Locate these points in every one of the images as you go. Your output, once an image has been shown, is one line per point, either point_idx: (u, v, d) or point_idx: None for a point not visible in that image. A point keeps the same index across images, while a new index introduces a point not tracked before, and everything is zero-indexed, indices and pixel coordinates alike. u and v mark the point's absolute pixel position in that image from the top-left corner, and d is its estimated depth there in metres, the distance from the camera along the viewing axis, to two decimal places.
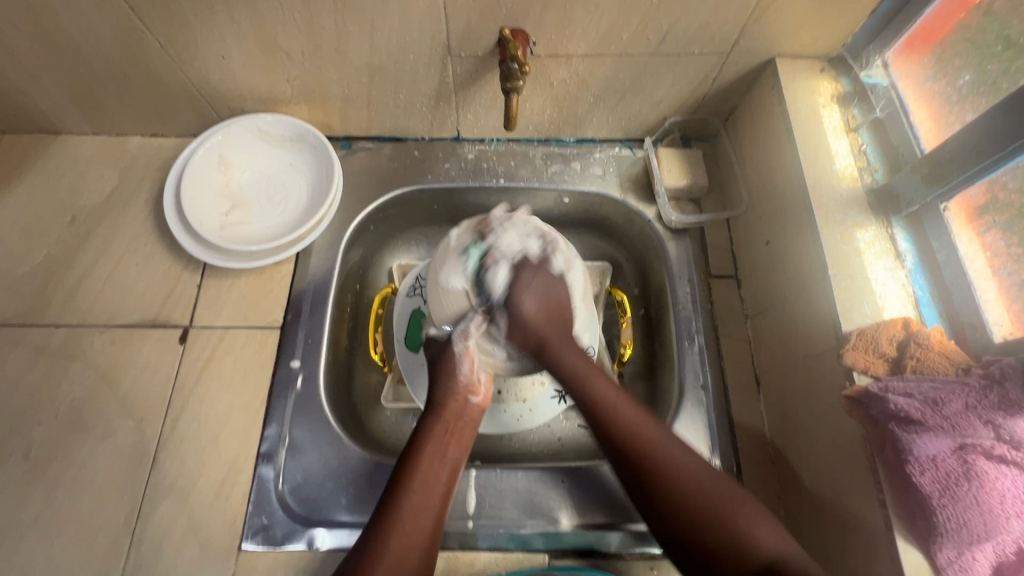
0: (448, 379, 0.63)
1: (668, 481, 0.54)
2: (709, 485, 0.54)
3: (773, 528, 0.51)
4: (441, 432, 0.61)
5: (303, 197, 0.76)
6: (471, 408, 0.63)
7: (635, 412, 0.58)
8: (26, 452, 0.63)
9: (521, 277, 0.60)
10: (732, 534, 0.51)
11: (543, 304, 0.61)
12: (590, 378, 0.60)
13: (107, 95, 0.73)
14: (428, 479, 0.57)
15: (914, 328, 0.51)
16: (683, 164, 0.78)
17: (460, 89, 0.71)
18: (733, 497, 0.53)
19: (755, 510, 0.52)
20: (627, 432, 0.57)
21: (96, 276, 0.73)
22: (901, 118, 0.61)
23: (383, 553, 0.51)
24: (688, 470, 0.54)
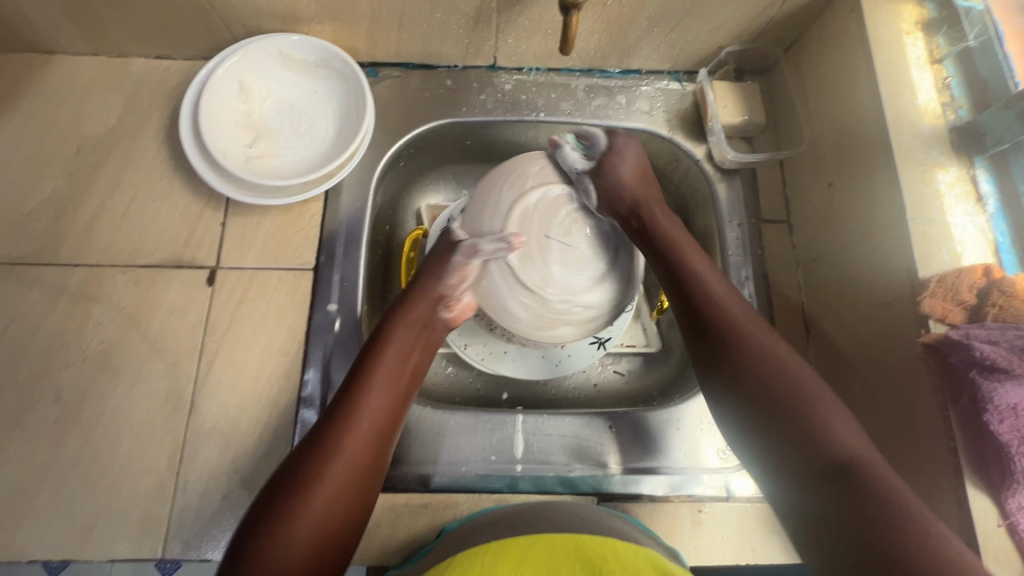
0: (430, 286, 0.59)
1: (752, 355, 0.52)
2: (796, 373, 0.51)
3: (859, 434, 0.47)
4: (404, 329, 0.58)
5: (330, 130, 0.71)
6: (442, 321, 0.60)
7: (726, 291, 0.56)
8: (57, 395, 0.61)
9: (616, 142, 0.65)
10: (813, 427, 0.47)
11: (636, 166, 0.65)
12: (684, 250, 0.60)
13: (106, 8, 0.65)
14: (389, 379, 0.54)
15: (996, 274, 0.48)
16: (740, 98, 0.73)
17: (504, 8, 0.64)
18: (819, 387, 0.50)
19: (837, 409, 0.48)
20: (721, 302, 0.55)
21: (111, 212, 0.68)
22: (995, 48, 0.56)
23: (335, 450, 0.49)
24: (783, 355, 0.52)
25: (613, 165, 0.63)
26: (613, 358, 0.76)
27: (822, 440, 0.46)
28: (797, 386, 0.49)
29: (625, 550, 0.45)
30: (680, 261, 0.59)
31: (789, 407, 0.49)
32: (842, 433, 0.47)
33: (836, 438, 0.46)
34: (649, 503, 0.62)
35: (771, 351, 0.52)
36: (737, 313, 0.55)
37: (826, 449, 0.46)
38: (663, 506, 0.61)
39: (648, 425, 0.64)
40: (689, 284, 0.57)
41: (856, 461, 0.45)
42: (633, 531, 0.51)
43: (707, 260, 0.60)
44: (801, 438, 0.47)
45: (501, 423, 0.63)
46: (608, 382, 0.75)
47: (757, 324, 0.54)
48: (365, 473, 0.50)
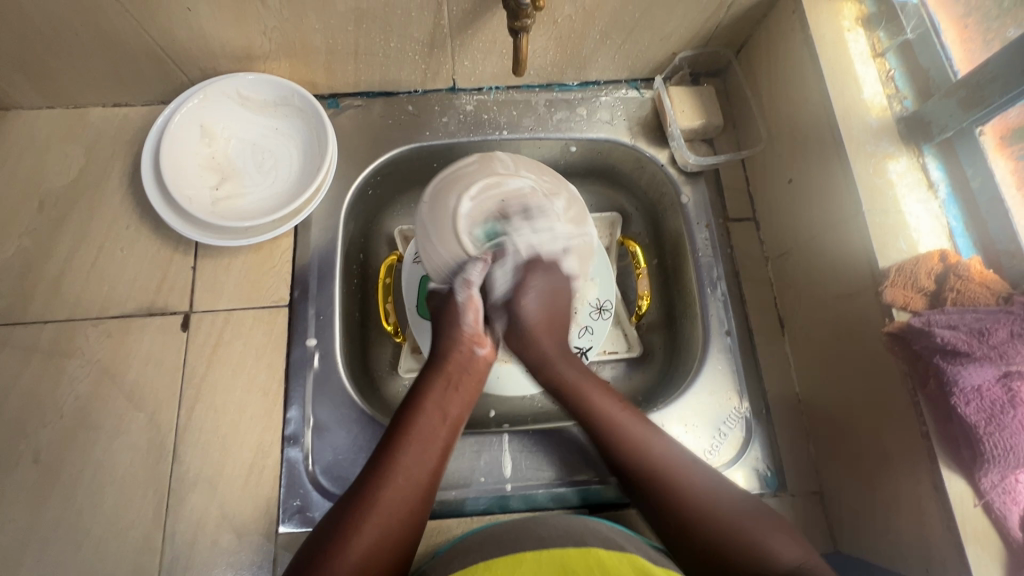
0: (455, 330, 0.60)
1: (682, 508, 0.51)
2: (731, 513, 0.50)
3: (795, 541, 0.49)
4: (441, 381, 0.57)
5: (294, 166, 0.71)
6: (477, 361, 0.60)
7: (638, 428, 0.55)
8: (35, 456, 0.60)
9: (529, 279, 0.60)
10: (751, 552, 0.47)
11: (546, 306, 0.61)
12: (583, 390, 0.58)
13: (58, 61, 0.65)
14: (424, 435, 0.53)
15: (952, 260, 0.49)
16: (697, 102, 0.75)
17: (457, 33, 0.65)
18: (752, 518, 0.50)
19: (770, 523, 0.50)
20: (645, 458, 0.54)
21: (78, 265, 0.67)
22: (933, 38, 0.58)
23: (372, 505, 0.49)
24: (683, 481, 0.52)
25: (522, 304, 0.60)
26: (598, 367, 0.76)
27: (763, 568, 0.47)
28: (738, 527, 0.49)
29: (609, 560, 0.45)
30: (583, 408, 0.58)
31: (722, 548, 0.48)
32: (785, 551, 0.48)
33: (777, 556, 0.47)
34: (641, 509, 0.62)
35: (697, 487, 0.52)
36: (656, 453, 0.54)
37: (772, 569, 0.47)
38: None
39: None
40: (606, 440, 0.56)
41: (805, 566, 0.47)
42: (624, 538, 0.50)
43: (618, 398, 0.58)
44: (746, 566, 0.47)
45: (489, 443, 0.64)
46: None
47: (682, 460, 0.54)
48: (402, 530, 0.49)
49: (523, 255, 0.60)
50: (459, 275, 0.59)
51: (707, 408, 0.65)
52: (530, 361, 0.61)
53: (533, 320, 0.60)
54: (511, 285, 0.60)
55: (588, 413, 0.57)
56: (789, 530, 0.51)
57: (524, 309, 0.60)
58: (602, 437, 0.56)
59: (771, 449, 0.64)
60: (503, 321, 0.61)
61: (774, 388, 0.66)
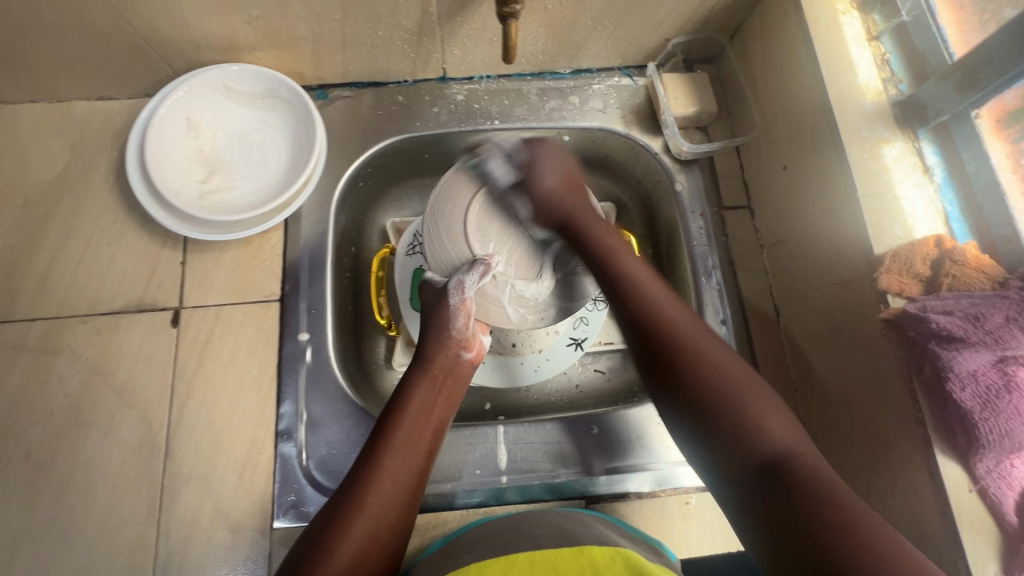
0: (440, 333, 0.60)
1: (694, 364, 0.50)
2: (733, 371, 0.50)
3: (789, 424, 0.47)
4: (427, 383, 0.58)
5: (283, 159, 0.70)
6: (461, 364, 0.61)
7: (663, 294, 0.56)
8: (26, 455, 0.60)
9: (539, 152, 0.64)
10: (741, 418, 0.47)
11: (562, 176, 0.64)
12: (615, 255, 0.58)
13: (38, 53, 0.63)
14: (412, 436, 0.53)
15: (948, 245, 0.49)
16: (690, 89, 0.74)
17: (446, 20, 0.64)
18: (750, 383, 0.49)
19: (771, 402, 0.48)
20: (648, 301, 0.55)
21: (65, 262, 0.66)
22: (927, 21, 0.57)
23: (360, 510, 0.48)
24: (721, 360, 0.51)
25: (539, 174, 0.63)
26: (593, 358, 0.76)
27: (750, 439, 0.46)
28: (736, 382, 0.49)
29: (601, 558, 0.44)
30: (614, 268, 0.58)
31: (722, 404, 0.48)
32: (777, 431, 0.46)
33: (769, 432, 0.46)
34: (637, 500, 0.62)
35: (710, 350, 0.52)
36: (676, 316, 0.54)
37: (756, 445, 0.46)
38: (649, 501, 0.62)
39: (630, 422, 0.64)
40: (632, 306, 0.55)
41: (789, 450, 0.45)
42: (614, 534, 0.50)
43: (646, 266, 0.59)
44: (729, 431, 0.47)
45: (484, 436, 0.63)
46: (589, 382, 0.75)
47: (706, 337, 0.53)
48: (389, 534, 0.48)
49: (518, 158, 0.64)
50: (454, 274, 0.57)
51: None
52: (558, 217, 0.61)
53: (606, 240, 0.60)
54: (517, 175, 0.63)
55: (618, 270, 0.57)
56: (783, 409, 0.49)
57: (544, 181, 0.62)
58: (624, 291, 0.56)
59: None
60: (527, 201, 0.62)
61: (770, 377, 0.66)
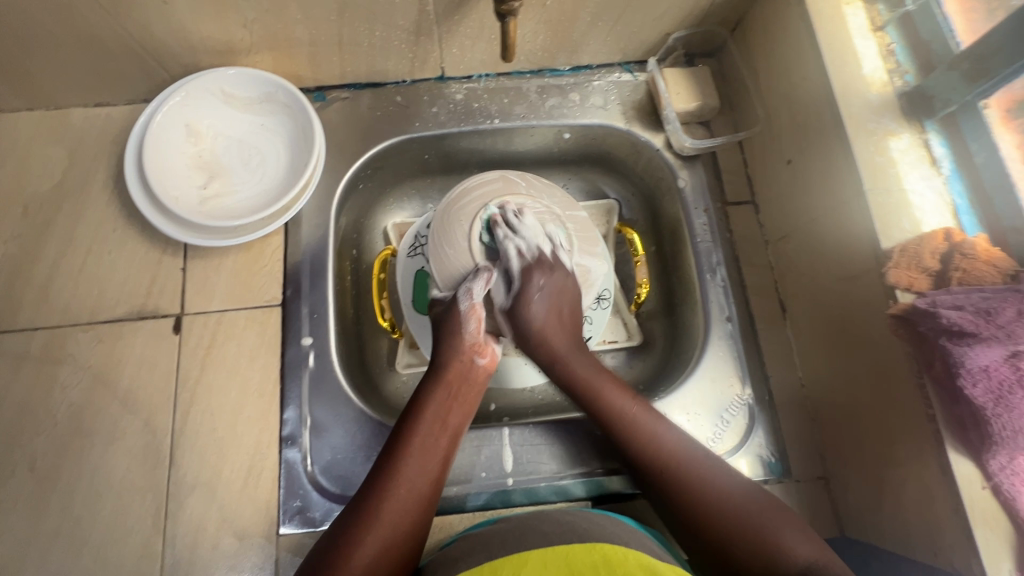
0: (454, 340, 0.57)
1: (689, 486, 0.51)
2: (737, 501, 0.50)
3: (809, 540, 0.47)
4: (442, 390, 0.56)
5: (281, 163, 0.69)
6: (477, 370, 0.58)
7: (648, 420, 0.55)
8: (31, 465, 0.60)
9: (530, 280, 0.55)
10: (761, 543, 0.47)
11: (554, 304, 0.57)
12: (597, 388, 0.57)
13: (35, 61, 0.63)
14: (425, 447, 0.53)
15: (957, 238, 0.48)
16: (692, 84, 0.73)
17: (443, 19, 0.63)
18: (766, 511, 0.49)
19: (786, 519, 0.48)
20: (640, 438, 0.54)
21: (66, 270, 0.66)
22: (933, 10, 0.56)
23: (375, 518, 0.48)
24: (683, 454, 0.53)
25: (527, 301, 0.56)
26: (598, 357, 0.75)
27: (772, 561, 0.46)
28: (747, 518, 0.48)
29: (616, 555, 0.44)
30: (594, 403, 0.57)
31: (733, 541, 0.47)
32: (801, 551, 0.46)
33: (790, 550, 0.46)
34: (645, 501, 0.62)
35: (714, 481, 0.51)
36: (663, 439, 0.54)
37: (780, 564, 0.45)
38: None
39: None
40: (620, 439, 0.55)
41: (817, 568, 0.45)
42: (625, 531, 0.50)
43: (627, 391, 0.57)
44: (753, 568, 0.46)
45: (489, 438, 0.63)
46: None
47: (703, 459, 0.53)
48: (404, 541, 0.48)
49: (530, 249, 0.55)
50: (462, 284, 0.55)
51: (709, 396, 0.64)
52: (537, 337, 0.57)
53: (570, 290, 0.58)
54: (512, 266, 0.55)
55: (601, 401, 0.57)
56: (801, 523, 0.49)
57: (532, 305, 0.56)
58: (618, 428, 0.55)
59: (774, 434, 0.63)
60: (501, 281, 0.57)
61: (777, 374, 0.65)
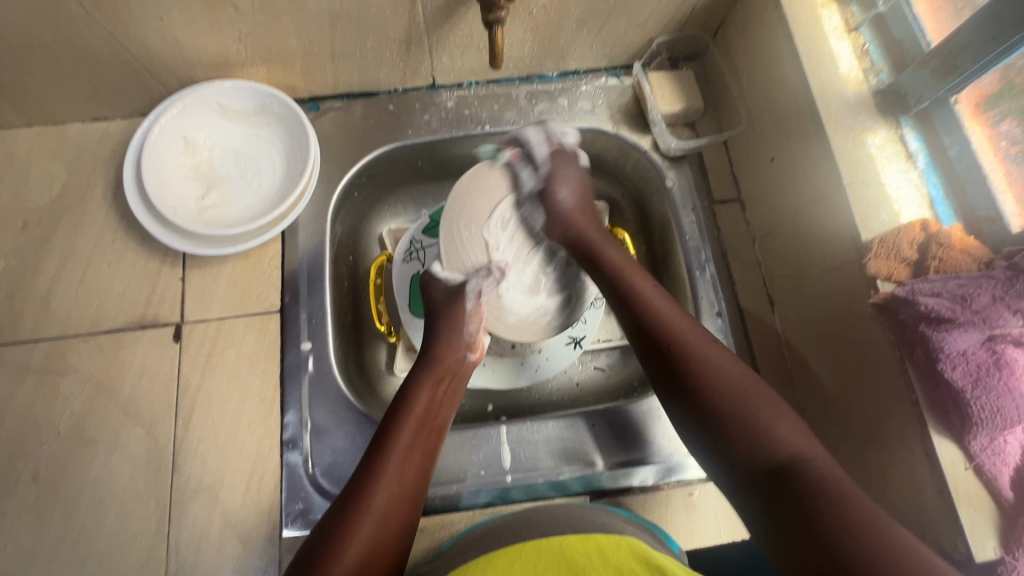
0: (450, 336, 0.60)
1: (699, 360, 0.52)
2: (736, 378, 0.51)
3: (799, 431, 0.48)
4: (431, 383, 0.58)
5: (277, 172, 0.71)
6: (466, 365, 0.61)
7: (668, 305, 0.57)
8: (35, 475, 0.60)
9: (558, 169, 0.64)
10: (752, 423, 0.48)
11: (578, 194, 0.65)
12: (626, 274, 0.59)
13: (34, 78, 0.64)
14: (416, 439, 0.54)
15: (933, 228, 0.50)
16: (677, 86, 0.75)
17: (433, 29, 0.65)
18: (755, 393, 0.50)
19: (779, 409, 0.49)
20: (658, 317, 0.56)
21: (66, 282, 0.67)
22: (904, 11, 0.58)
23: (367, 509, 0.48)
24: (705, 348, 0.53)
25: (555, 193, 0.64)
26: (592, 355, 0.77)
27: (756, 442, 0.47)
28: (733, 390, 0.50)
29: (609, 543, 0.44)
30: (623, 285, 0.59)
31: (726, 416, 0.49)
32: (789, 438, 0.47)
33: (777, 438, 0.47)
34: (642, 493, 0.63)
35: (718, 361, 0.52)
36: (680, 326, 0.55)
37: (764, 449, 0.47)
38: (653, 494, 0.63)
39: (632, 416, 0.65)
40: (634, 311, 0.57)
41: (800, 459, 0.46)
42: (622, 523, 0.51)
43: (653, 282, 0.59)
44: (743, 446, 0.48)
45: (487, 436, 0.64)
46: (590, 379, 0.76)
47: (703, 336, 0.54)
48: (396, 530, 0.49)
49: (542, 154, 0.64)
50: (473, 279, 0.60)
51: None
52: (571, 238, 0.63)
53: (566, 207, 0.64)
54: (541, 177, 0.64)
55: (626, 283, 0.59)
56: (794, 416, 0.49)
57: (559, 196, 0.64)
58: (635, 303, 0.57)
59: None
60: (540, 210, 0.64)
61: (768, 367, 0.67)
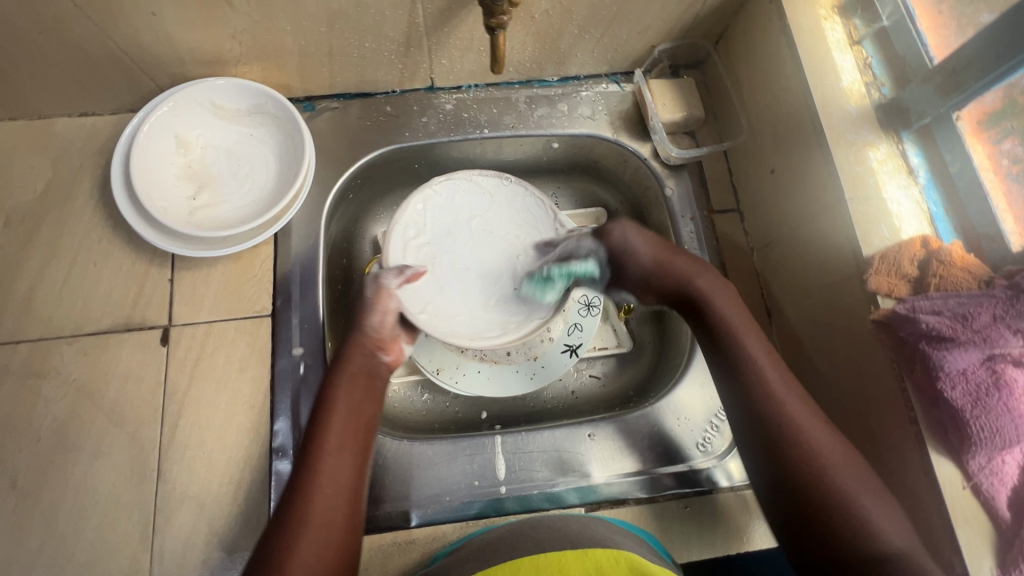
0: (358, 330, 0.57)
1: (826, 459, 0.49)
2: (851, 475, 0.49)
3: (901, 525, 0.47)
4: (347, 382, 0.55)
5: (270, 173, 0.69)
6: (381, 365, 0.58)
7: (780, 377, 0.53)
8: (13, 482, 0.58)
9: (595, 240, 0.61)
10: (860, 527, 0.46)
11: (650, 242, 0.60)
12: (740, 337, 0.55)
13: (19, 71, 0.62)
14: (341, 442, 0.52)
15: (933, 245, 0.50)
16: (678, 94, 0.74)
17: (433, 31, 0.64)
18: (868, 487, 0.48)
19: (883, 500, 0.48)
20: (764, 395, 0.52)
21: (50, 282, 0.65)
22: (906, 25, 0.58)
23: (302, 523, 0.47)
24: (813, 425, 0.51)
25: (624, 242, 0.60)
26: (587, 363, 0.76)
27: (858, 545, 0.46)
28: (849, 495, 0.48)
29: (607, 562, 0.44)
30: (738, 353, 0.55)
31: (830, 518, 0.47)
32: (891, 531, 0.46)
33: (883, 534, 0.46)
34: (636, 506, 0.62)
35: (838, 456, 0.49)
36: (791, 406, 0.52)
37: (870, 543, 0.46)
38: (649, 506, 0.61)
39: (632, 425, 0.65)
40: (756, 399, 0.53)
41: (904, 555, 0.45)
42: (619, 536, 0.50)
43: (782, 369, 0.54)
44: (852, 545, 0.46)
45: (481, 446, 0.63)
46: (586, 388, 0.75)
47: (828, 440, 0.50)
48: (342, 538, 0.48)
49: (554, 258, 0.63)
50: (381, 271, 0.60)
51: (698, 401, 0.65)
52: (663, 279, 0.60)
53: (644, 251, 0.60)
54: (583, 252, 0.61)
55: (744, 356, 0.55)
56: (892, 503, 0.48)
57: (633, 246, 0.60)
58: (763, 404, 0.52)
59: None
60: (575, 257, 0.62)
61: None
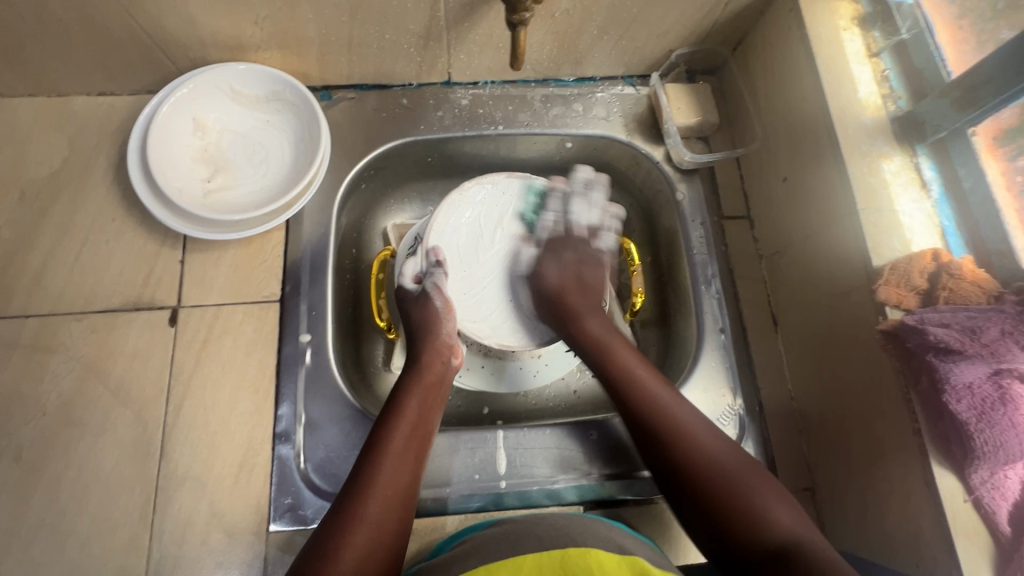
0: (432, 337, 0.60)
1: (687, 453, 0.51)
2: (729, 467, 0.51)
3: (794, 513, 0.48)
4: (420, 391, 0.57)
5: (285, 160, 0.70)
6: (450, 371, 0.61)
7: (664, 390, 0.56)
8: (17, 454, 0.59)
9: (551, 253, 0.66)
10: (749, 508, 0.48)
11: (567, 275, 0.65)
12: (606, 347, 0.60)
13: (41, 47, 0.63)
14: (406, 446, 0.53)
15: (944, 259, 0.50)
16: (693, 99, 0.75)
17: (453, 26, 0.64)
18: (754, 477, 0.50)
19: (775, 493, 0.49)
20: (657, 400, 0.55)
21: (62, 258, 0.65)
22: (926, 39, 0.58)
23: (360, 518, 0.47)
24: (692, 425, 0.53)
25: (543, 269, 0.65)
26: None
27: (757, 531, 0.47)
28: (742, 482, 0.50)
29: (609, 561, 0.43)
30: (606, 361, 0.59)
31: (724, 500, 0.49)
32: (783, 518, 0.47)
33: (773, 519, 0.47)
34: (635, 507, 0.63)
35: (718, 452, 0.51)
36: (680, 413, 0.54)
37: (759, 532, 0.47)
38: (646, 507, 0.63)
39: None
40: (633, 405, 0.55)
41: (796, 542, 0.46)
42: (619, 535, 0.50)
43: (641, 358, 0.59)
44: (742, 528, 0.47)
45: (483, 441, 0.63)
46: (588, 388, 0.75)
47: (713, 438, 0.53)
48: (392, 537, 0.48)
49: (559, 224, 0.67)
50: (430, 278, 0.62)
51: (701, 406, 0.65)
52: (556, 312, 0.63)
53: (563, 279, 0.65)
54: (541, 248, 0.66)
55: (611, 361, 0.59)
56: (786, 495, 0.50)
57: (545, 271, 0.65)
58: (640, 404, 0.55)
59: (763, 444, 0.65)
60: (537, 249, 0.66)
61: (769, 386, 0.67)
